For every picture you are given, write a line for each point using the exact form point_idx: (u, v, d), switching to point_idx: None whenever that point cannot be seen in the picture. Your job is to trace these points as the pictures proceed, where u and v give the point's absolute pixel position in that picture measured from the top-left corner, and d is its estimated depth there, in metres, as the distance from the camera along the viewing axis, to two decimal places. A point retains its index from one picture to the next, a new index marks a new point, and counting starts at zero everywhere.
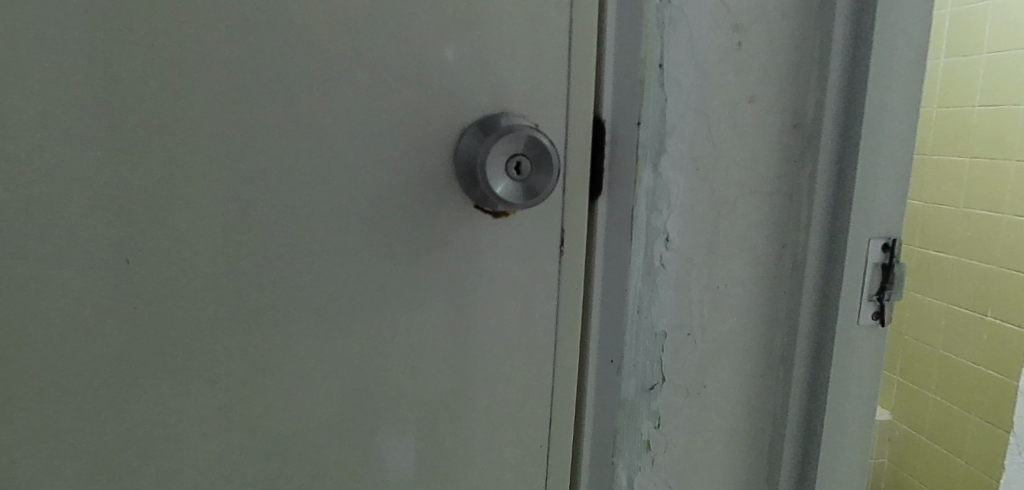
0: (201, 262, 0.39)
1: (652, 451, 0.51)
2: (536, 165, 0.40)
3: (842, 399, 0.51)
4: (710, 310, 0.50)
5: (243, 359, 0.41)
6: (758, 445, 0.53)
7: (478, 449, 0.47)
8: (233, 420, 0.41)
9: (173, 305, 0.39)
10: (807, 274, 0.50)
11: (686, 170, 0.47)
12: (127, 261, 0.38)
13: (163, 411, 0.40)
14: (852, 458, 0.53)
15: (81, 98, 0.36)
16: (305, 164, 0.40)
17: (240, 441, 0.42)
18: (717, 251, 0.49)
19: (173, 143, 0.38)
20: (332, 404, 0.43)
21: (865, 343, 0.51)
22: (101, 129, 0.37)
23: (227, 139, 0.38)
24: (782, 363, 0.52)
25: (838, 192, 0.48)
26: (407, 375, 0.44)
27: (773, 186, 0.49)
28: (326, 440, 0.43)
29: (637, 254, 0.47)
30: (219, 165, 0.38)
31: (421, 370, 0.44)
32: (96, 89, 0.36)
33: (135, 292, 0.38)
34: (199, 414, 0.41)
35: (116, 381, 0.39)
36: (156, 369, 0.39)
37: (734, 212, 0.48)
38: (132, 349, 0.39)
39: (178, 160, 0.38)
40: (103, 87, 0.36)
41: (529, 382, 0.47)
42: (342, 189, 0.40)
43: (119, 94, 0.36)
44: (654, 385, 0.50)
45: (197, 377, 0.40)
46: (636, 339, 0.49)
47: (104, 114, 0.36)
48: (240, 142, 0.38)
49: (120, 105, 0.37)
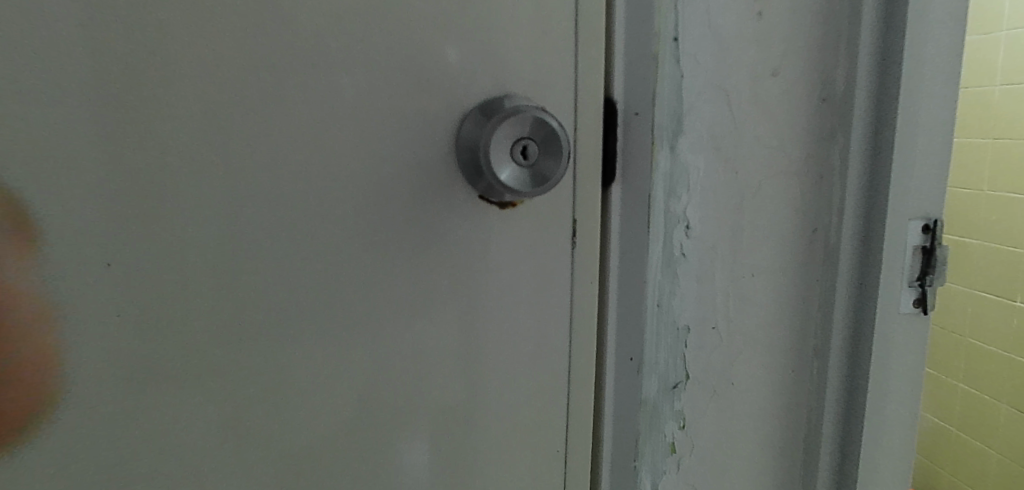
0: (188, 265, 0.36)
1: (677, 454, 0.48)
2: (544, 149, 0.37)
3: (883, 396, 0.47)
4: (736, 301, 0.46)
5: (232, 373, 0.37)
6: (792, 446, 0.50)
7: (491, 456, 0.43)
8: (231, 434, 0.38)
9: (160, 313, 0.36)
10: (842, 260, 0.46)
11: (706, 151, 0.43)
12: (109, 264, 0.35)
13: (138, 437, 0.37)
14: (895, 456, 0.49)
15: (44, 92, 0.33)
16: (291, 157, 0.36)
17: (240, 456, 0.39)
18: (742, 240, 0.45)
19: (151, 134, 0.34)
20: (331, 419, 0.40)
21: (906, 333, 0.47)
22: (73, 121, 0.33)
23: (209, 132, 0.35)
24: (817, 357, 0.48)
25: (874, 172, 0.44)
26: (411, 385, 0.41)
27: (802, 166, 0.45)
28: (327, 455, 0.40)
29: (655, 244, 0.44)
30: (195, 164, 0.35)
31: (427, 374, 0.41)
32: (62, 78, 0.33)
33: (119, 298, 0.35)
34: (198, 429, 0.38)
35: (105, 396, 0.36)
36: (146, 382, 0.36)
37: (759, 196, 0.45)
38: (120, 360, 0.36)
39: (158, 153, 0.35)
40: (69, 75, 0.33)
41: (543, 386, 0.44)
42: (334, 183, 0.37)
43: (90, 83, 0.33)
44: (676, 384, 0.47)
45: (188, 392, 0.37)
46: (657, 335, 0.45)
47: (75, 105, 0.33)
48: (222, 132, 0.35)
49: (93, 94, 0.33)
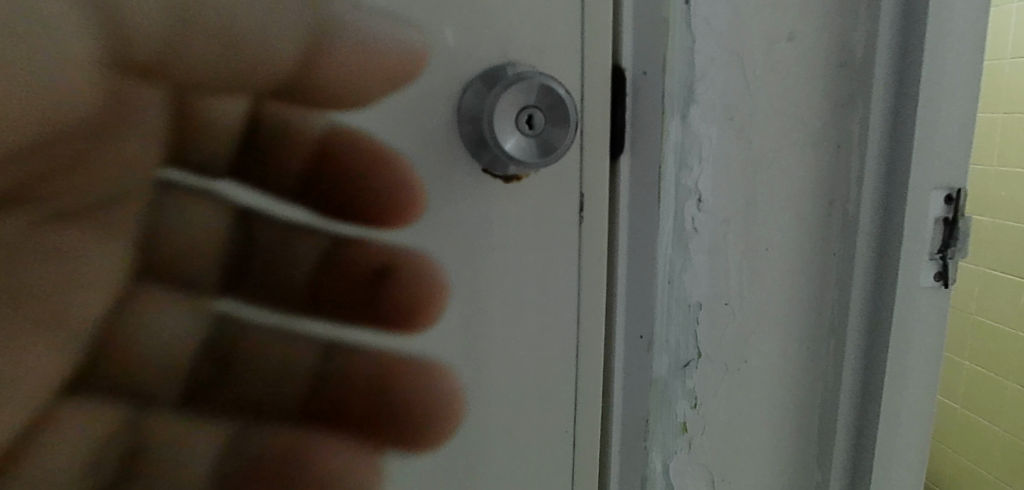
0: (394, 195, 0.37)
1: (688, 434, 0.47)
2: (550, 118, 0.36)
3: (902, 374, 0.46)
4: (750, 275, 0.45)
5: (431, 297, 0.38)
6: (807, 424, 0.48)
7: (498, 439, 0.42)
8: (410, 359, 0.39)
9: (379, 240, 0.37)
10: (861, 232, 0.44)
11: (719, 120, 0.42)
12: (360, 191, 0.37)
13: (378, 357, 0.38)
14: (913, 434, 0.48)
15: (247, 41, 0.33)
16: (417, 110, 0.36)
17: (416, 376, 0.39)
18: (757, 213, 0.43)
19: (332, 78, 0.35)
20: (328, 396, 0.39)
21: (926, 307, 0.45)
22: (278, 69, 0.34)
23: (360, 71, 0.35)
24: (833, 333, 0.46)
25: (896, 140, 0.42)
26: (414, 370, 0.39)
27: (820, 134, 0.43)
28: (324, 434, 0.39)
29: (666, 218, 0.42)
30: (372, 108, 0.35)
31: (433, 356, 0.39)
32: (251, 24, 0.33)
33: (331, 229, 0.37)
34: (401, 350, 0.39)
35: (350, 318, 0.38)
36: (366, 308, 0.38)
37: (774, 168, 0.43)
38: (338, 288, 0.38)
39: (349, 97, 0.35)
40: (258, 20, 0.33)
41: (551, 368, 0.42)
42: (383, 150, 0.36)
43: (291, 26, 0.34)
44: (688, 362, 0.45)
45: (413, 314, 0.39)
46: (668, 311, 0.44)
47: (285, 48, 0.34)
48: (390, 76, 0.35)
49: (275, 41, 0.34)
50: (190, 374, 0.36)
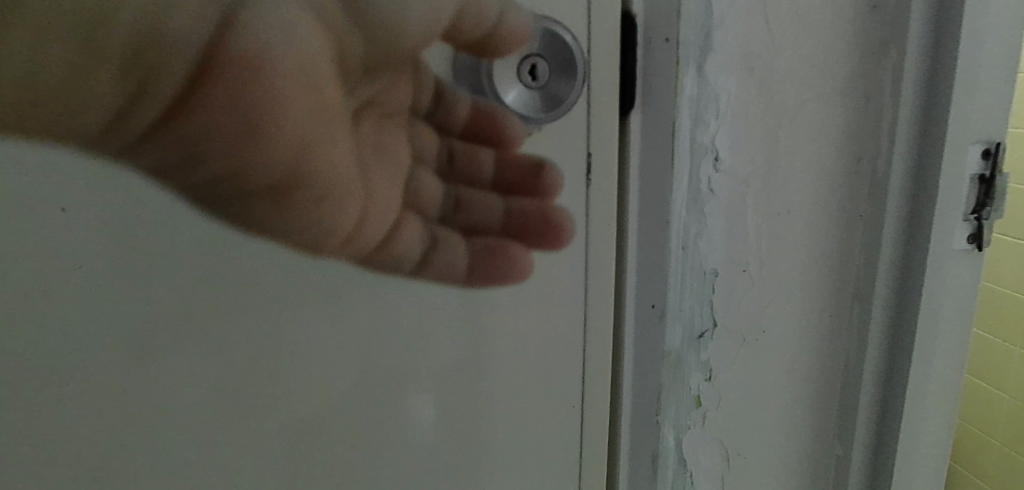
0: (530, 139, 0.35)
1: (703, 408, 0.44)
2: (554, 70, 0.35)
3: (930, 343, 0.43)
4: (770, 240, 0.42)
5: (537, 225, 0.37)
6: (827, 396, 0.46)
7: (501, 417, 0.39)
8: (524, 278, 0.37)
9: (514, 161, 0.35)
10: (892, 194, 0.41)
11: (739, 71, 0.38)
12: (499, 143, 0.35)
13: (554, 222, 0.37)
14: (940, 406, 0.46)
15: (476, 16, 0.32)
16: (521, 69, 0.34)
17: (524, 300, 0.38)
18: (778, 171, 0.40)
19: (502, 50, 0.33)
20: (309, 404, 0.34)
21: (958, 272, 0.42)
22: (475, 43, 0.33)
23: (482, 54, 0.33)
24: (856, 299, 0.44)
25: (930, 92, 0.39)
26: (410, 352, 0.35)
27: (847, 85, 0.40)
28: (301, 448, 0.34)
29: (680, 178, 0.39)
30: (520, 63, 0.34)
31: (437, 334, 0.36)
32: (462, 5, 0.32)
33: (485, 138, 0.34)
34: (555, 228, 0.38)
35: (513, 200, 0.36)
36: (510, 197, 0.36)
37: (798, 123, 0.40)
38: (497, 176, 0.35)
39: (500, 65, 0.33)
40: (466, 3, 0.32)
41: (558, 340, 0.39)
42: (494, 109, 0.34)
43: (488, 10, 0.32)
44: (703, 332, 0.43)
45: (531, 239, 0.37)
46: (682, 279, 0.41)
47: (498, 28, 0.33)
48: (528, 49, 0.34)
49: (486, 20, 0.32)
50: (445, 201, 0.35)
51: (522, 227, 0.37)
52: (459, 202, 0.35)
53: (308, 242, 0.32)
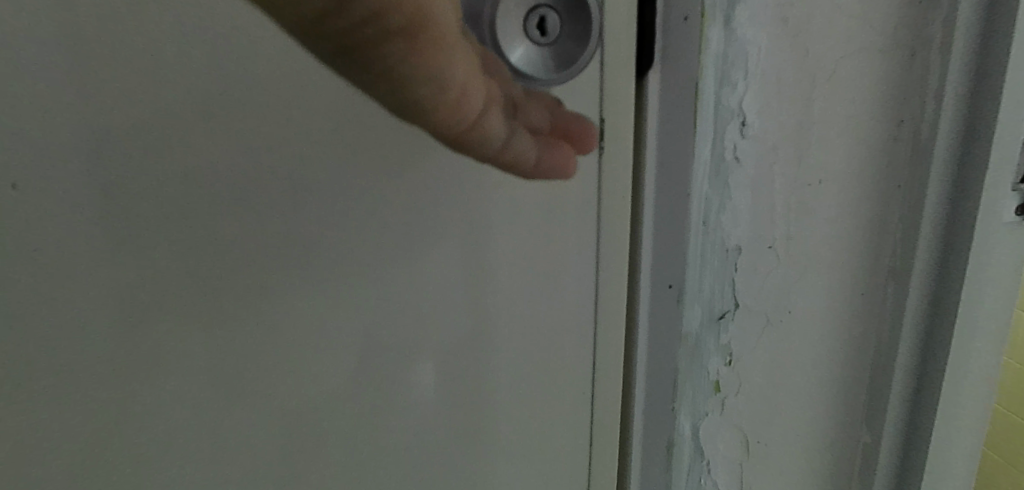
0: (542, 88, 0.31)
1: (722, 394, 0.41)
2: (566, 23, 0.30)
3: (971, 321, 0.41)
4: (799, 213, 0.38)
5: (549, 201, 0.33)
6: (855, 379, 0.43)
7: (508, 409, 0.36)
8: (534, 259, 0.34)
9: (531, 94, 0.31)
10: (937, 160, 0.37)
11: (770, 24, 0.34)
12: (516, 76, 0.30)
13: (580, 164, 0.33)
14: (976, 386, 0.43)
15: None
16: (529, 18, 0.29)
17: (532, 283, 0.34)
18: (810, 136, 0.36)
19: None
20: (295, 399, 0.31)
21: (1004, 245, 0.39)
22: None
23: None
24: (892, 277, 0.40)
25: (987, 46, 0.36)
26: (413, 337, 0.32)
27: (889, 41, 0.36)
28: (293, 442, 0.31)
29: (702, 146, 0.35)
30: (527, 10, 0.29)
31: (442, 323, 0.32)
32: None
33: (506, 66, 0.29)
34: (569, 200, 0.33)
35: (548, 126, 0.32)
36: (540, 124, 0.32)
37: (833, 82, 0.36)
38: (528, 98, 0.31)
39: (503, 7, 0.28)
40: None
41: (567, 325, 0.36)
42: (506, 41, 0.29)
43: None
44: (723, 313, 0.39)
45: (539, 218, 0.33)
46: (702, 257, 0.37)
47: None
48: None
49: None
50: (508, 100, 0.30)
51: (566, 135, 0.32)
52: (519, 101, 0.31)
53: (408, 101, 0.29)
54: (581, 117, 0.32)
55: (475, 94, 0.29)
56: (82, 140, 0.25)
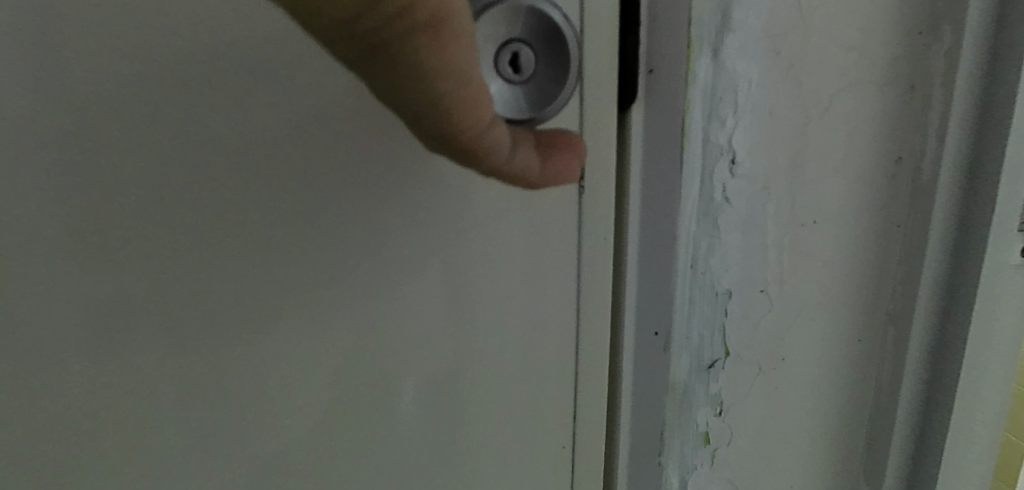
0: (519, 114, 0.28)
1: (711, 445, 0.38)
2: (542, 59, 0.28)
3: (979, 363, 0.39)
4: (793, 255, 0.35)
5: (526, 243, 0.31)
6: (851, 427, 0.40)
7: (487, 452, 0.34)
8: (513, 301, 0.32)
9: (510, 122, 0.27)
10: (939, 199, 0.36)
11: (761, 55, 0.31)
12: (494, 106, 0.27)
13: (559, 204, 0.31)
14: (982, 433, 0.41)
15: None
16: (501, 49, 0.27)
17: (511, 324, 0.32)
18: (805, 174, 0.34)
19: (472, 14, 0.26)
20: (283, 422, 0.31)
21: (1009, 289, 0.38)
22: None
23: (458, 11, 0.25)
24: (891, 321, 0.38)
25: (990, 85, 0.34)
26: (398, 360, 0.31)
27: (886, 74, 0.34)
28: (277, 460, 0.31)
29: (690, 186, 0.32)
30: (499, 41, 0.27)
31: (424, 351, 0.31)
32: None
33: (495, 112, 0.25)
34: (548, 243, 0.31)
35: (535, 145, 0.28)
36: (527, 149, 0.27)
37: (828, 117, 0.33)
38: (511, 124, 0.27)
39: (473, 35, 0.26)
40: None
41: (543, 372, 0.34)
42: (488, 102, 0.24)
43: None
44: (713, 362, 0.36)
45: (516, 260, 0.31)
46: (690, 302, 0.34)
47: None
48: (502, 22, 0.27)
49: None
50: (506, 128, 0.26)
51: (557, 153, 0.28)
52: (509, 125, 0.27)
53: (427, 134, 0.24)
54: (563, 131, 0.29)
55: (484, 106, 0.23)
56: (39, 183, 0.26)
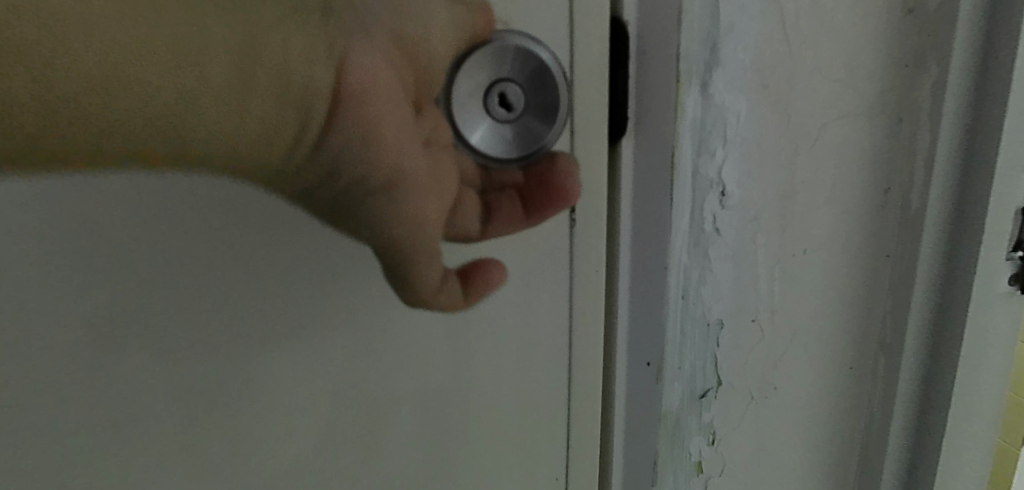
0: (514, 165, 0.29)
1: (705, 473, 0.37)
2: (529, 96, 0.28)
3: (970, 390, 0.39)
4: (784, 284, 0.35)
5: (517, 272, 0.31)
6: (843, 449, 0.40)
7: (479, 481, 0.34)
8: (506, 332, 0.32)
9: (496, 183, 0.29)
10: (929, 229, 0.36)
11: (750, 88, 0.31)
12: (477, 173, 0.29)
13: (550, 237, 0.31)
14: (975, 456, 0.41)
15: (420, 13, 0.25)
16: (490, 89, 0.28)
17: (504, 355, 0.32)
18: (794, 205, 0.34)
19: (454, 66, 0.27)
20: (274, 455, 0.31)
21: (997, 314, 0.38)
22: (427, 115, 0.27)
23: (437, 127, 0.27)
24: (880, 348, 0.38)
25: (977, 115, 0.35)
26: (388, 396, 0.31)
27: (873, 104, 0.34)
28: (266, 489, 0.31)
29: (680, 218, 0.32)
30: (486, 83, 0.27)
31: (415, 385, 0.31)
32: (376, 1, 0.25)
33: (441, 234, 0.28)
34: (539, 273, 0.31)
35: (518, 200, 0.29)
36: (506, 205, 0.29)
37: (815, 149, 0.34)
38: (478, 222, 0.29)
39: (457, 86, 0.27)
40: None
41: (536, 404, 0.33)
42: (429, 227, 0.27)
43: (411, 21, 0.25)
44: (705, 391, 0.36)
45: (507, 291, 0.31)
46: (681, 333, 0.34)
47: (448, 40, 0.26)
48: (488, 63, 0.27)
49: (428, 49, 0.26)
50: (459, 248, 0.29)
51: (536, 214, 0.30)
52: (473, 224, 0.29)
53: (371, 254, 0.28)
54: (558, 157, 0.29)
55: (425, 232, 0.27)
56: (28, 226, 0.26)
